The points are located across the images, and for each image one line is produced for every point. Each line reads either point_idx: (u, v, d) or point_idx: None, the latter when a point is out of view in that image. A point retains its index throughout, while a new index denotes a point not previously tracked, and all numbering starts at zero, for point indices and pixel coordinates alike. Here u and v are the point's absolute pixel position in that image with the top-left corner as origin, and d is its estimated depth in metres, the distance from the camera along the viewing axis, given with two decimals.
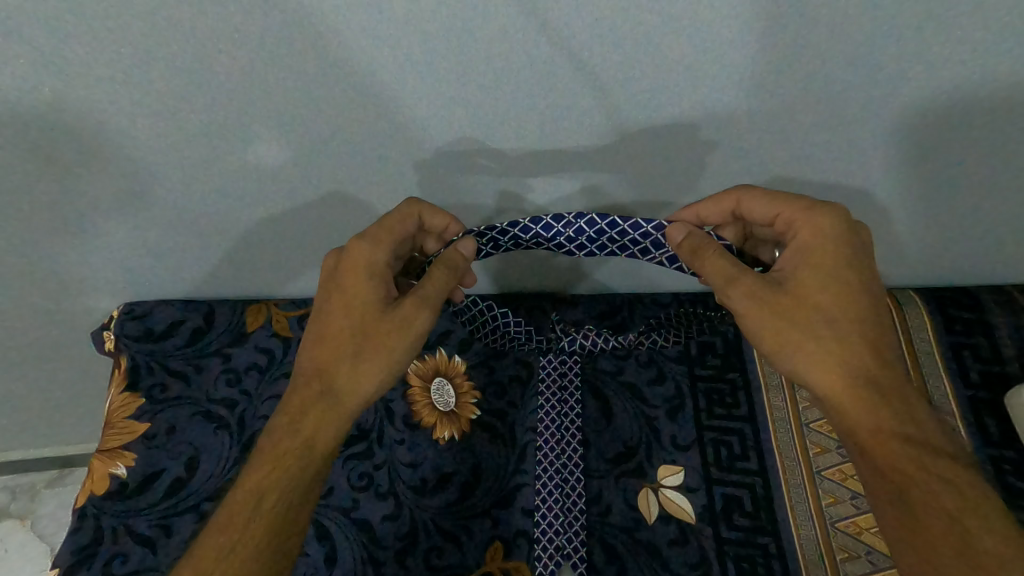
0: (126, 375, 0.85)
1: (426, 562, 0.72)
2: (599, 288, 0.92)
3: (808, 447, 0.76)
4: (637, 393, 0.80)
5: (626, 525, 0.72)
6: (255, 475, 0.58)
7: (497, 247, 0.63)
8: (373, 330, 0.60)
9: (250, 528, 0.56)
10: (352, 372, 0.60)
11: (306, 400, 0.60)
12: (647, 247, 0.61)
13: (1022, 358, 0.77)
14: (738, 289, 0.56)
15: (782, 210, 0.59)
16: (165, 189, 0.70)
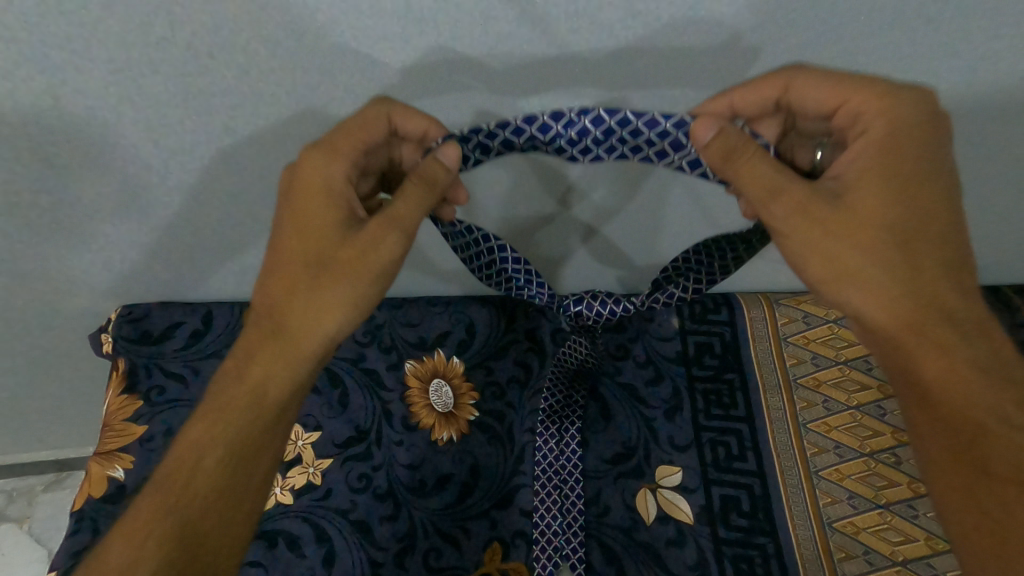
0: (125, 377, 0.85)
1: (424, 563, 0.72)
2: (608, 248, 0.83)
3: (805, 446, 0.76)
4: (638, 395, 0.81)
5: (625, 526, 0.73)
6: (197, 430, 0.56)
7: (487, 153, 0.54)
8: (337, 254, 0.53)
9: (191, 488, 0.55)
10: (308, 309, 0.54)
11: (255, 342, 0.56)
12: (664, 149, 0.52)
13: None
14: (780, 201, 0.49)
15: (845, 97, 0.52)
16: (168, 190, 0.70)
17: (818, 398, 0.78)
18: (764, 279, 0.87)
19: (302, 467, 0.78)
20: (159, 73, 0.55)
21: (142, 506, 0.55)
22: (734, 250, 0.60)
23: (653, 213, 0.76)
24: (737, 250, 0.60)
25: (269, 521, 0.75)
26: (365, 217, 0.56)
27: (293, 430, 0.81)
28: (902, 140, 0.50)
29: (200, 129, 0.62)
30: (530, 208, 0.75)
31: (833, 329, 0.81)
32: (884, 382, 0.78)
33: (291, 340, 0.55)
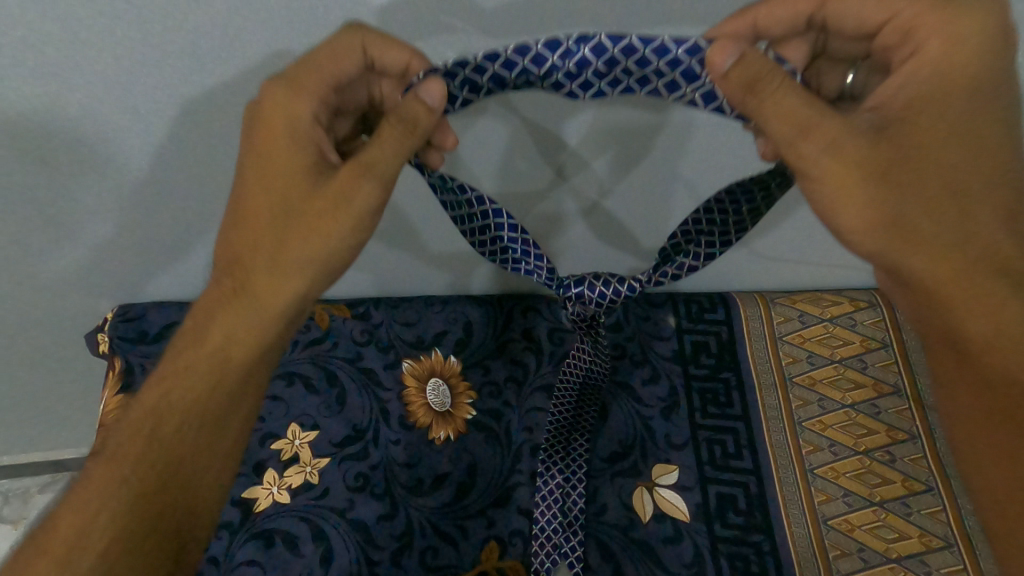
0: (121, 377, 0.85)
1: (421, 562, 0.72)
2: (606, 223, 0.79)
3: (801, 445, 0.76)
4: (635, 393, 0.81)
5: (621, 524, 0.73)
6: (153, 396, 0.55)
7: (476, 91, 0.49)
8: (304, 209, 0.51)
9: (146, 457, 0.54)
10: (270, 270, 0.52)
11: (217, 299, 0.55)
12: (674, 80, 0.47)
13: None
14: (814, 139, 0.45)
15: (897, 10, 0.48)
16: (167, 183, 0.71)
17: (814, 397, 0.79)
18: (761, 279, 0.87)
19: (300, 467, 0.78)
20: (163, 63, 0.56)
21: (92, 477, 0.53)
22: (755, 200, 0.54)
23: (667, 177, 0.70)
24: (757, 198, 0.54)
25: (266, 521, 0.75)
26: (336, 161, 0.53)
27: (291, 429, 0.81)
28: (948, 73, 0.47)
29: (202, 120, 0.62)
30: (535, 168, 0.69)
31: (828, 328, 0.82)
32: (879, 381, 0.78)
33: (255, 301, 0.54)
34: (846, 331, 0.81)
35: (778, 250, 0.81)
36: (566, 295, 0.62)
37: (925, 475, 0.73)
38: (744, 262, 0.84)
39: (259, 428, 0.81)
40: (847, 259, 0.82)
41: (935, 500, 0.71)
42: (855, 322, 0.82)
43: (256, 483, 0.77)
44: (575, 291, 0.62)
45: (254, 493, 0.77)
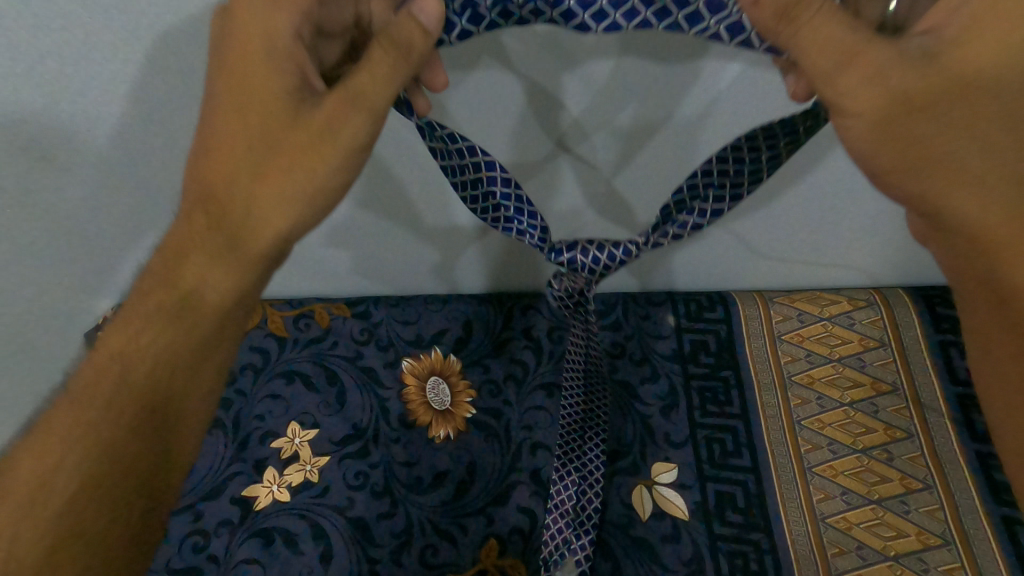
0: None
1: (421, 560, 0.72)
2: (612, 203, 0.73)
3: (799, 443, 0.76)
4: (634, 391, 0.81)
5: (621, 523, 0.73)
6: (119, 340, 0.50)
7: (477, 22, 0.44)
8: (284, 143, 0.44)
9: (116, 406, 0.49)
10: (248, 207, 0.45)
11: (190, 237, 0.48)
12: (697, 10, 0.42)
13: None
14: (856, 69, 0.39)
15: None
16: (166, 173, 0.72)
17: (812, 395, 0.79)
18: (761, 278, 0.87)
19: (300, 465, 0.79)
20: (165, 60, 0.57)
21: (53, 423, 0.48)
22: (778, 146, 0.47)
23: (689, 143, 0.63)
24: (779, 142, 0.47)
25: (267, 519, 0.75)
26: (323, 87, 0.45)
27: (291, 427, 0.81)
28: None
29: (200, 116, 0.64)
30: (538, 134, 0.64)
31: (826, 327, 0.82)
32: (877, 379, 0.79)
33: (233, 247, 0.47)
34: (845, 330, 0.82)
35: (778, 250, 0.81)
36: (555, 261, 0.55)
37: (923, 473, 0.73)
38: (745, 262, 0.83)
39: (260, 427, 0.81)
40: (849, 259, 0.82)
41: (933, 498, 0.71)
42: (854, 320, 0.82)
43: (256, 481, 0.78)
44: (567, 258, 0.54)
45: (254, 491, 0.77)
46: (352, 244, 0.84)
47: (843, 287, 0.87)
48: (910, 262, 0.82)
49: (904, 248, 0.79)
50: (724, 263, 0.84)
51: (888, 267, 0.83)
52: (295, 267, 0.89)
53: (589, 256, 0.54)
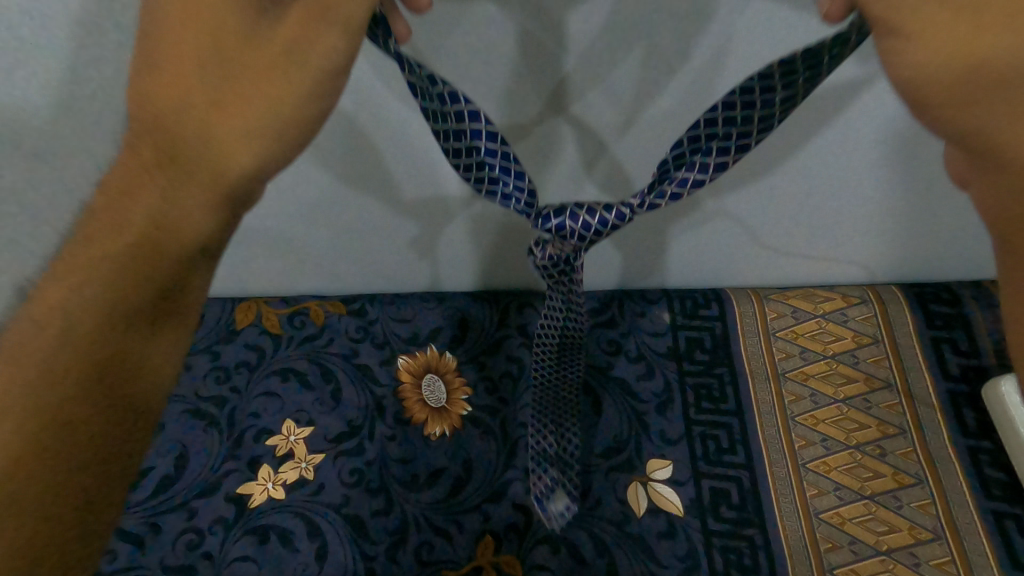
0: None
1: (417, 557, 0.72)
2: (614, 172, 0.68)
3: (793, 440, 0.77)
4: (629, 389, 0.82)
5: (616, 519, 0.73)
6: (53, 291, 0.39)
7: None
8: (240, 66, 0.36)
9: (62, 369, 0.39)
10: (211, 126, 0.37)
11: (141, 165, 0.39)
12: None
13: (999, 352, 0.79)
14: None
15: None
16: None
17: (806, 391, 0.80)
18: (756, 275, 0.88)
19: (295, 462, 0.78)
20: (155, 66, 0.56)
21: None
22: (795, 82, 0.40)
23: (701, 92, 0.58)
24: (799, 82, 0.40)
25: (262, 516, 0.75)
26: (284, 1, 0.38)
27: (286, 425, 0.81)
28: None
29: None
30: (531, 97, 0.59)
31: (820, 324, 0.83)
32: (870, 375, 0.80)
33: (208, 178, 0.39)
34: (838, 327, 0.82)
35: (773, 249, 0.82)
36: (546, 230, 0.47)
37: (915, 469, 0.74)
38: (740, 259, 0.84)
39: (254, 425, 0.81)
40: (844, 254, 0.83)
41: (924, 493, 0.72)
42: (847, 317, 0.83)
43: (250, 479, 0.77)
44: (554, 224, 0.47)
45: (249, 489, 0.77)
46: (333, 224, 0.80)
47: (836, 284, 0.87)
48: (902, 259, 0.83)
49: (896, 245, 0.80)
50: (718, 258, 0.84)
51: (880, 265, 0.84)
52: (290, 264, 0.88)
53: (578, 222, 0.46)
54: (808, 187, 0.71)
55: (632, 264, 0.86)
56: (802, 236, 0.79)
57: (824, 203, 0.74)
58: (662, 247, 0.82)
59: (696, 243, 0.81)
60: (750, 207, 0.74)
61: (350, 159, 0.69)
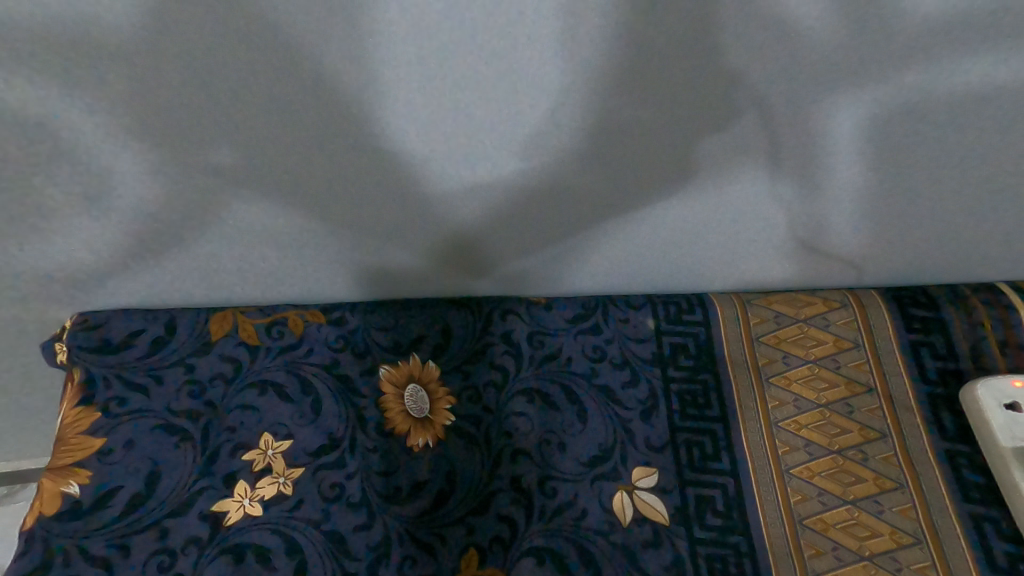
0: (80, 390, 0.80)
1: (400, 572, 0.73)
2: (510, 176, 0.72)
3: (776, 445, 0.78)
4: (618, 456, 0.78)
5: (602, 529, 0.74)
6: None
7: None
8: None
9: None
10: None
11: None
12: None
13: (976, 356, 0.79)
14: None
15: None
16: (137, 184, 0.70)
17: (789, 397, 0.80)
18: (735, 280, 0.89)
19: (273, 477, 0.77)
20: (137, 75, 0.58)
21: None
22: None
23: None
24: None
25: (238, 534, 0.73)
26: None
27: (263, 439, 0.79)
28: None
29: (154, 119, 0.63)
30: None
31: (802, 328, 0.83)
32: (851, 380, 0.80)
33: None
34: (820, 331, 0.82)
35: (751, 252, 0.83)
36: None
37: (896, 473, 0.74)
38: (721, 263, 0.85)
39: (230, 440, 0.79)
40: (827, 258, 0.83)
41: (906, 497, 0.72)
42: (829, 322, 0.83)
43: (226, 495, 0.75)
44: None
45: (225, 506, 0.74)
46: (312, 210, 0.76)
47: (816, 287, 0.88)
48: (880, 263, 0.83)
49: (872, 249, 0.81)
50: (704, 256, 0.84)
51: (857, 268, 0.85)
52: (270, 273, 0.87)
53: None
54: (792, 166, 0.70)
55: (613, 265, 0.87)
56: (789, 219, 0.77)
57: (808, 175, 0.71)
58: (653, 253, 0.84)
59: (677, 249, 0.83)
60: (726, 205, 0.75)
61: (304, 97, 0.62)
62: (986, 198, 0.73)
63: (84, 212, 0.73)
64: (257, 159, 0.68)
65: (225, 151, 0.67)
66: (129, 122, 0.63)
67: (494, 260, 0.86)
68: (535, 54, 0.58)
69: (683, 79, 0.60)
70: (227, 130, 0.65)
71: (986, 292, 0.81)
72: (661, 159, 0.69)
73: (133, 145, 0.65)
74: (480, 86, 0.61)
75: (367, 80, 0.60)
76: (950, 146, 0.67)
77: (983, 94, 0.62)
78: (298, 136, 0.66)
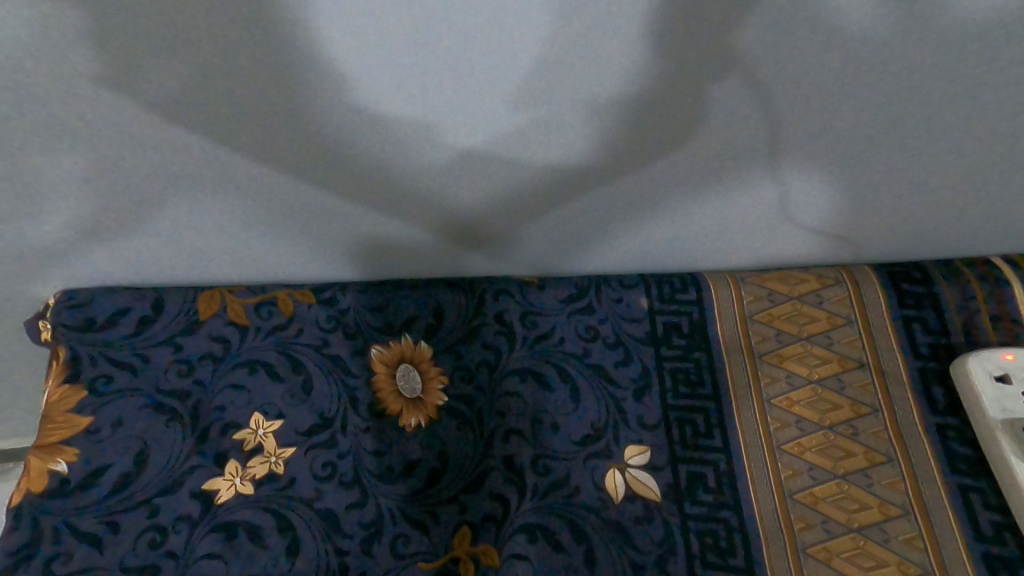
0: (66, 367, 0.79)
1: (392, 550, 0.73)
2: (504, 145, 0.70)
3: (768, 422, 0.78)
4: (611, 434, 0.79)
5: (594, 506, 0.75)
6: None
7: None
8: None
9: None
10: None
11: None
12: None
13: (968, 330, 0.80)
14: None
15: None
16: (126, 154, 0.69)
17: (782, 373, 0.81)
18: (728, 258, 0.89)
19: (264, 456, 0.76)
20: (114, 41, 0.56)
21: None
22: None
23: None
24: None
25: (230, 513, 0.72)
26: None
27: (254, 418, 0.78)
28: None
29: (134, 86, 0.61)
30: None
31: (796, 306, 0.83)
32: (844, 357, 0.80)
33: None
34: (813, 309, 0.83)
35: (744, 228, 0.83)
36: None
37: (885, 447, 0.75)
38: (716, 240, 0.86)
39: (220, 418, 0.78)
40: (820, 234, 0.83)
41: (894, 471, 0.73)
42: (822, 299, 0.83)
43: (216, 474, 0.74)
44: None
45: (215, 485, 0.74)
46: (306, 182, 0.75)
47: (810, 265, 0.88)
48: (873, 239, 0.84)
49: (865, 225, 0.81)
50: (699, 233, 0.85)
51: (850, 245, 0.85)
52: (260, 248, 0.85)
53: None
54: (787, 141, 0.70)
55: (608, 241, 0.86)
56: (782, 195, 0.77)
57: (802, 149, 0.71)
58: (650, 230, 0.84)
59: (673, 228, 0.83)
60: (719, 180, 0.75)
61: (288, 63, 0.60)
62: (978, 174, 0.73)
63: (71, 182, 0.71)
64: (243, 128, 0.67)
65: (216, 121, 0.66)
66: (117, 90, 0.61)
67: (487, 235, 0.86)
68: (536, 24, 0.57)
69: (681, 51, 0.60)
70: (213, 101, 0.63)
71: (979, 266, 0.82)
72: (661, 135, 0.69)
73: (122, 112, 0.64)
74: (470, 50, 0.59)
75: (365, 47, 0.59)
76: (943, 120, 0.67)
77: (976, 68, 0.61)
78: (289, 106, 0.64)
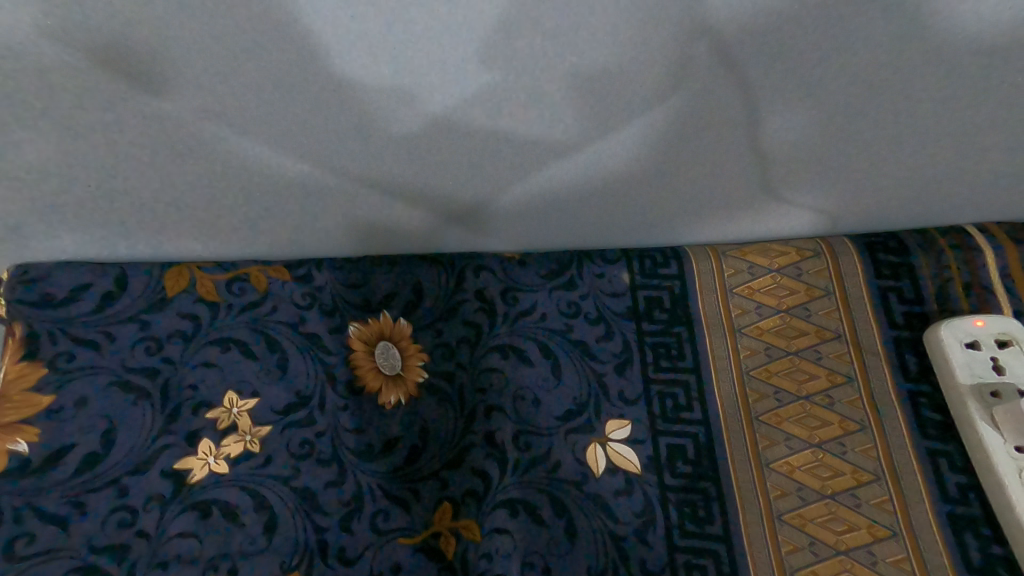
0: (23, 345, 0.75)
1: (372, 526, 0.72)
2: (486, 114, 0.69)
3: (747, 395, 0.80)
4: (592, 408, 0.79)
5: (576, 480, 0.75)
6: None
7: None
8: None
9: None
10: None
11: None
12: None
13: (941, 299, 0.82)
14: None
15: None
16: (81, 119, 0.64)
17: (761, 345, 0.82)
18: (709, 232, 0.90)
19: (239, 435, 0.74)
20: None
21: None
22: None
23: None
24: None
25: (204, 492, 0.70)
26: None
27: (227, 397, 0.76)
28: None
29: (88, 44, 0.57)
30: None
31: (775, 278, 0.85)
32: (821, 328, 0.82)
33: None
34: (792, 281, 0.85)
35: (725, 201, 0.84)
36: None
37: (858, 416, 0.77)
38: (696, 214, 0.86)
39: (192, 397, 0.75)
40: (799, 207, 0.85)
41: (866, 439, 0.76)
42: (801, 271, 0.85)
43: (189, 454, 0.72)
44: None
45: (188, 465, 0.72)
46: (285, 153, 0.72)
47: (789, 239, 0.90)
48: (849, 211, 0.86)
49: (841, 197, 0.83)
50: (680, 207, 0.85)
51: (827, 217, 0.87)
52: (232, 222, 0.82)
53: None
54: (769, 113, 0.70)
55: (592, 214, 0.86)
56: (761, 167, 0.78)
57: (782, 120, 0.71)
58: (635, 204, 0.84)
59: (656, 202, 0.84)
60: (701, 151, 0.75)
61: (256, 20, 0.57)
62: (948, 145, 0.75)
63: (25, 149, 0.67)
64: (208, 93, 0.63)
65: (190, 86, 0.62)
66: (80, 49, 0.57)
67: (468, 208, 0.84)
68: None
69: (666, 16, 0.59)
70: (174, 61, 0.60)
71: (953, 236, 0.84)
72: (645, 104, 0.68)
73: (86, 74, 0.60)
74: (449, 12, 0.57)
75: (338, 7, 0.56)
76: (916, 93, 0.68)
77: (949, 39, 0.62)
78: (260, 68, 0.61)
